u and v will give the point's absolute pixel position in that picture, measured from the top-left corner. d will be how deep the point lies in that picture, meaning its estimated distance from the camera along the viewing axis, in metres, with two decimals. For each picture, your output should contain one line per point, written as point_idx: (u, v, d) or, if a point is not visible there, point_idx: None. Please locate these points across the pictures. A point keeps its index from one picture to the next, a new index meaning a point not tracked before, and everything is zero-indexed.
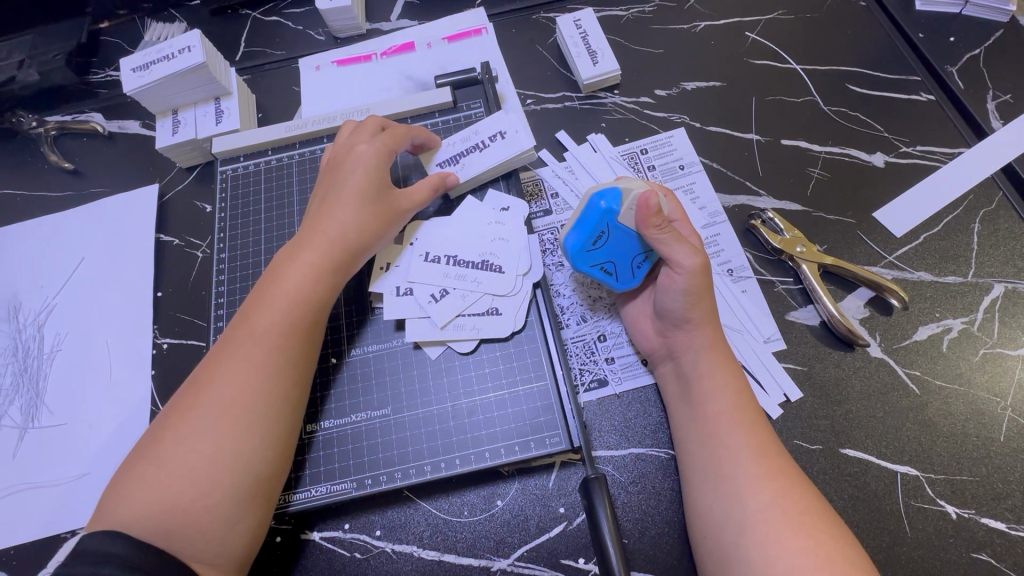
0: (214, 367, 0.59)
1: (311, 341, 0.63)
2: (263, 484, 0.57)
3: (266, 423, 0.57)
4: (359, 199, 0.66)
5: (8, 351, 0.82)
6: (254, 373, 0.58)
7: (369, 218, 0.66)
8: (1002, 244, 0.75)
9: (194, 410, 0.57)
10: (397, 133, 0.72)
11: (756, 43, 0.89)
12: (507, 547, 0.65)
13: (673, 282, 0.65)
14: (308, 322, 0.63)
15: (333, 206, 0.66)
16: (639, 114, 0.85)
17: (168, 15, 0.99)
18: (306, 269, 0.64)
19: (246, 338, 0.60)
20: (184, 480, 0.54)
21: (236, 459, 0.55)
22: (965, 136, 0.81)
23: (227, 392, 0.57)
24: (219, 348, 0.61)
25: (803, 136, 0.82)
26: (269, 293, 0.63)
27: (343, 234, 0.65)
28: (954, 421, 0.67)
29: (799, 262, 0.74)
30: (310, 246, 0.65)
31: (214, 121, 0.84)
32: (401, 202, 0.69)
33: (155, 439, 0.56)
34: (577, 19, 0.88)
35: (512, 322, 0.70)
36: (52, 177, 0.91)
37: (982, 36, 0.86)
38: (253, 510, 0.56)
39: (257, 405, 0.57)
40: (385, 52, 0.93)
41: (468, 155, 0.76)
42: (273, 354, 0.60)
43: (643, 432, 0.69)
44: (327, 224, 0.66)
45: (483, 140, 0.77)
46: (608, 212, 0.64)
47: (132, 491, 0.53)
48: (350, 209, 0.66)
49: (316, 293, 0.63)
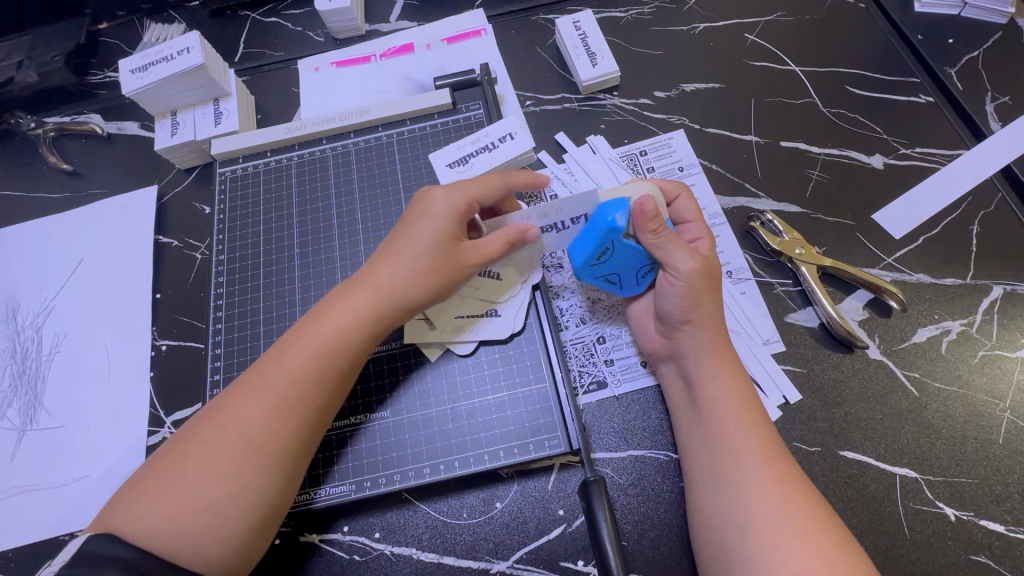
0: (240, 398, 0.57)
1: (344, 387, 0.61)
2: (271, 504, 0.56)
3: (288, 465, 0.56)
4: (419, 249, 0.61)
5: (7, 352, 0.82)
6: (285, 418, 0.57)
7: (426, 270, 0.61)
8: (1001, 245, 0.75)
9: (219, 443, 0.55)
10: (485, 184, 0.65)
11: (755, 44, 0.89)
12: (506, 550, 0.65)
13: (671, 284, 0.65)
14: (344, 369, 0.60)
15: (392, 250, 0.62)
16: (638, 115, 0.85)
17: (167, 16, 0.99)
18: (348, 312, 0.60)
19: (278, 376, 0.58)
20: (199, 510, 0.53)
21: (256, 499, 0.55)
22: (964, 138, 0.81)
23: (258, 434, 0.56)
24: (246, 376, 0.59)
25: (802, 138, 0.83)
26: (306, 332, 0.60)
27: (391, 281, 0.61)
28: (952, 423, 0.67)
29: (798, 263, 0.74)
30: (358, 287, 0.62)
31: (214, 122, 0.84)
32: (468, 259, 0.62)
33: (170, 461, 0.55)
34: (576, 20, 0.88)
35: (511, 323, 0.70)
36: (51, 179, 0.91)
37: (981, 37, 0.86)
38: (263, 535, 0.56)
39: (285, 452, 0.56)
40: (385, 53, 0.92)
41: (479, 156, 0.77)
42: (304, 399, 0.58)
43: (642, 434, 0.69)
44: (380, 267, 0.62)
45: (494, 141, 0.77)
46: (615, 232, 0.62)
47: (143, 508, 0.53)
48: (408, 258, 0.61)
49: (355, 339, 0.60)
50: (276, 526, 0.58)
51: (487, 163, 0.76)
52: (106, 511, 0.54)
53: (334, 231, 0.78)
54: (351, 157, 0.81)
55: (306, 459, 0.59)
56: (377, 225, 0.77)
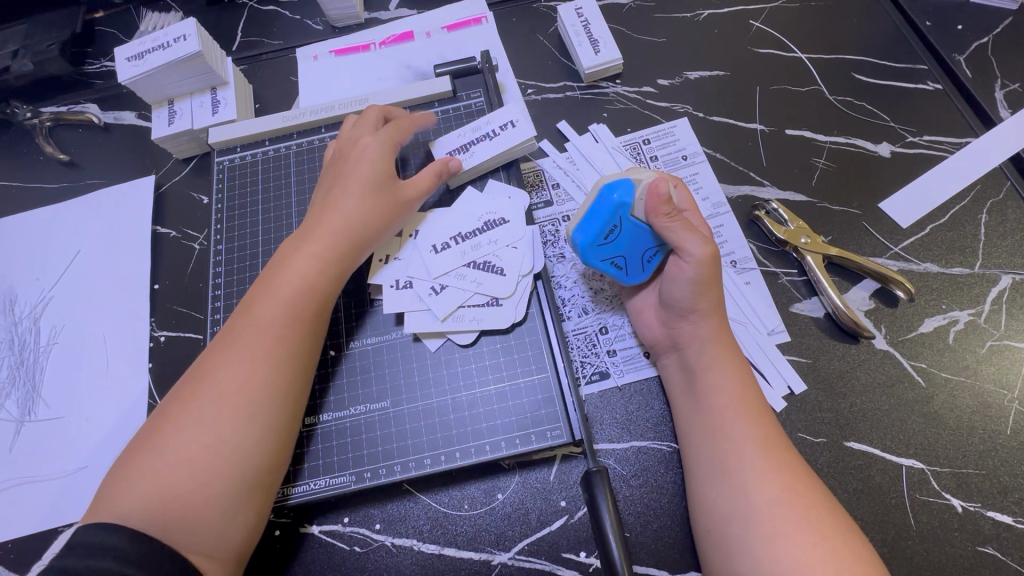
0: (215, 356, 0.59)
1: (315, 331, 0.62)
2: (258, 467, 0.56)
3: (267, 411, 0.57)
4: (364, 190, 0.66)
5: (5, 344, 0.81)
6: (257, 364, 0.58)
7: (373, 209, 0.66)
8: (1009, 234, 0.74)
9: (195, 400, 0.56)
10: (400, 125, 0.72)
11: (759, 31, 0.88)
12: (507, 541, 0.65)
13: (681, 270, 0.63)
14: (312, 314, 0.62)
15: (339, 194, 0.66)
16: (641, 104, 0.84)
17: (164, 4, 0.97)
18: (309, 259, 0.63)
19: (249, 327, 0.60)
20: (184, 469, 0.53)
21: (235, 452, 0.55)
22: (973, 125, 0.80)
23: (232, 383, 0.57)
24: (218, 339, 0.61)
25: (808, 126, 0.81)
26: (271, 286, 0.62)
27: (349, 225, 0.65)
28: (960, 414, 0.66)
29: (803, 253, 0.72)
30: (315, 235, 0.65)
31: (211, 112, 0.83)
32: (408, 193, 0.68)
33: (154, 431, 0.56)
34: (578, 7, 0.87)
35: (512, 313, 0.69)
36: (48, 169, 0.90)
37: (990, 24, 0.84)
38: (256, 501, 0.56)
39: (263, 399, 0.57)
40: (385, 41, 0.91)
41: (478, 144, 0.74)
42: (275, 345, 0.59)
43: (645, 425, 0.68)
44: (331, 216, 0.65)
45: (495, 129, 0.75)
46: (621, 205, 0.63)
47: (133, 475, 0.53)
48: (355, 199, 0.66)
49: (321, 285, 0.63)
50: (269, 501, 0.58)
51: (485, 151, 0.74)
52: (97, 501, 0.53)
53: None
54: None
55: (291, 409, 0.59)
56: None
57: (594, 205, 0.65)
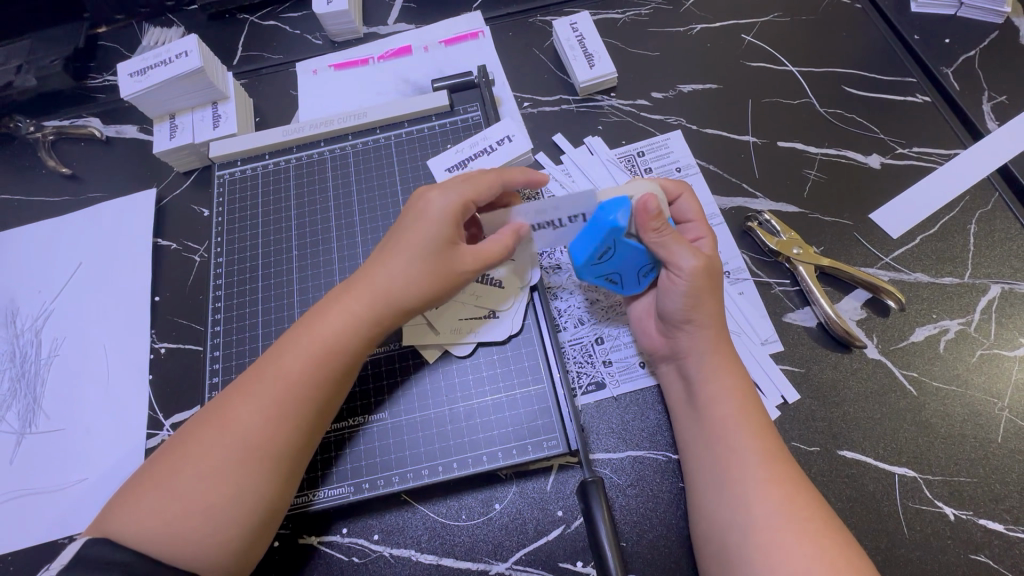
0: (236, 404, 0.57)
1: (342, 387, 0.61)
2: (269, 508, 0.56)
3: (287, 466, 0.57)
4: (415, 251, 0.61)
5: (7, 356, 0.82)
6: (283, 421, 0.57)
7: (420, 275, 0.61)
8: (998, 244, 0.75)
9: (215, 448, 0.55)
10: (480, 182, 0.64)
11: (752, 45, 0.89)
12: (506, 551, 0.65)
13: (673, 284, 0.64)
14: (342, 372, 0.60)
15: (389, 248, 0.62)
16: (635, 117, 0.86)
17: (166, 19, 0.99)
18: (343, 316, 0.60)
19: (275, 380, 0.58)
20: (197, 514, 0.53)
21: (251, 501, 0.55)
22: (961, 136, 0.81)
23: (256, 437, 0.56)
24: (241, 380, 0.59)
25: (799, 138, 0.83)
26: (302, 338, 0.60)
27: (389, 286, 0.61)
28: (951, 422, 0.67)
29: (796, 263, 0.74)
30: (355, 290, 0.61)
31: (212, 126, 0.85)
32: (462, 266, 0.62)
33: (166, 466, 0.55)
34: (573, 22, 0.88)
35: (508, 325, 0.70)
36: (51, 183, 0.91)
37: (977, 37, 0.86)
38: (262, 538, 0.57)
39: (283, 453, 0.57)
40: (383, 55, 0.93)
41: (537, 229, 0.67)
42: (301, 403, 0.58)
43: (640, 435, 0.69)
44: (374, 269, 0.62)
45: (561, 218, 0.66)
46: (615, 231, 0.62)
47: (142, 507, 0.53)
48: (403, 263, 0.61)
49: (352, 343, 0.61)
50: (273, 532, 0.59)
51: (541, 236, 0.69)
52: (103, 516, 0.54)
53: (332, 233, 0.78)
54: (348, 160, 0.81)
55: (306, 457, 0.59)
56: (375, 226, 0.78)
57: (590, 223, 0.64)
